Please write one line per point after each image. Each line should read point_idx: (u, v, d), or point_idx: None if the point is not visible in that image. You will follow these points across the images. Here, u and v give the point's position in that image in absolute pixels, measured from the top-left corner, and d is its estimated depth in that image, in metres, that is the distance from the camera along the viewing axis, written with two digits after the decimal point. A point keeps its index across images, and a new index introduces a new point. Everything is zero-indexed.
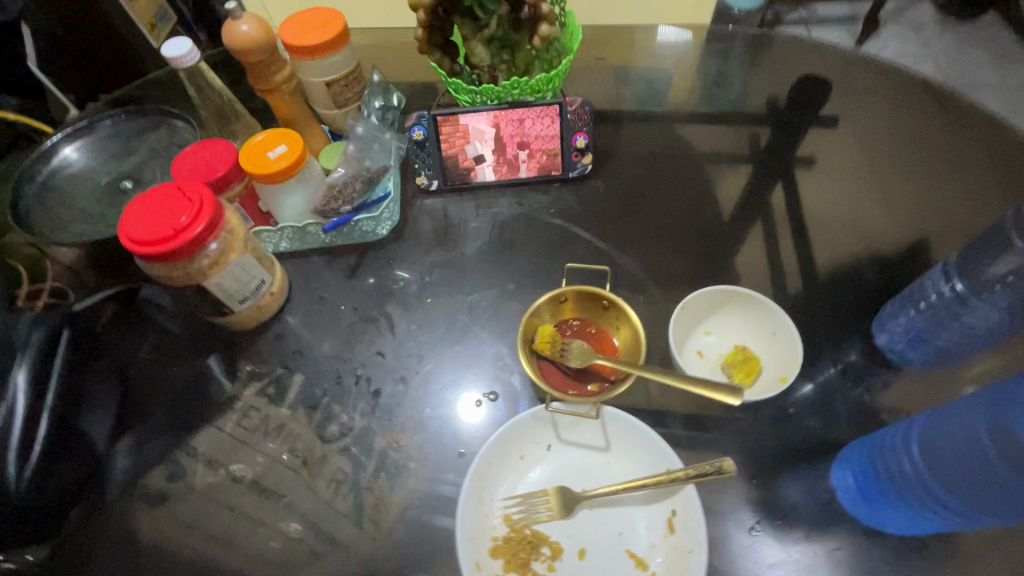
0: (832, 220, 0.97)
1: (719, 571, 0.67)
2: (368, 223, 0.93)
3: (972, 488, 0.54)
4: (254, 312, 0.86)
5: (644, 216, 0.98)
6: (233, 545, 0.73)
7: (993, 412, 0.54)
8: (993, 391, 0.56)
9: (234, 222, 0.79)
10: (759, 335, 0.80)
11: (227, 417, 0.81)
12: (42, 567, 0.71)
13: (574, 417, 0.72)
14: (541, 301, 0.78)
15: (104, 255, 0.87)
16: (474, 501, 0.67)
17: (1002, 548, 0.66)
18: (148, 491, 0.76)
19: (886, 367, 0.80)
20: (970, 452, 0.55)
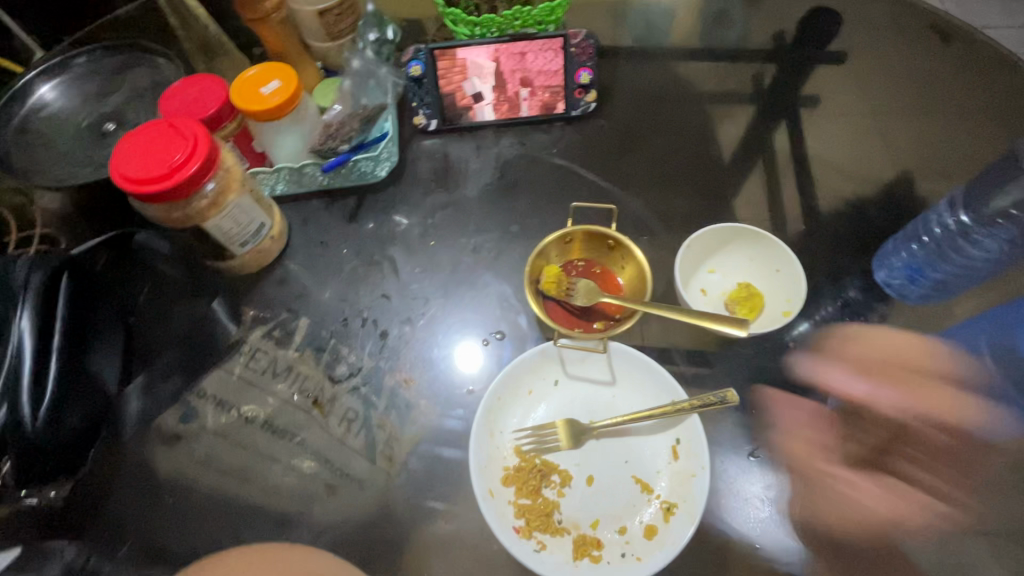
0: (836, 159, 0.96)
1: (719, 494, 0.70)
2: (367, 163, 0.90)
3: None
4: (254, 255, 0.85)
5: (648, 156, 0.97)
6: (251, 480, 0.75)
7: None
8: None
9: (230, 162, 0.76)
10: (763, 273, 0.81)
11: (235, 361, 0.82)
12: (65, 503, 0.73)
13: (581, 354, 0.74)
14: (549, 240, 0.77)
15: (91, 196, 0.83)
16: (486, 433, 0.69)
17: (982, 467, 0.70)
18: (162, 432, 0.77)
19: (884, 302, 0.81)
20: None
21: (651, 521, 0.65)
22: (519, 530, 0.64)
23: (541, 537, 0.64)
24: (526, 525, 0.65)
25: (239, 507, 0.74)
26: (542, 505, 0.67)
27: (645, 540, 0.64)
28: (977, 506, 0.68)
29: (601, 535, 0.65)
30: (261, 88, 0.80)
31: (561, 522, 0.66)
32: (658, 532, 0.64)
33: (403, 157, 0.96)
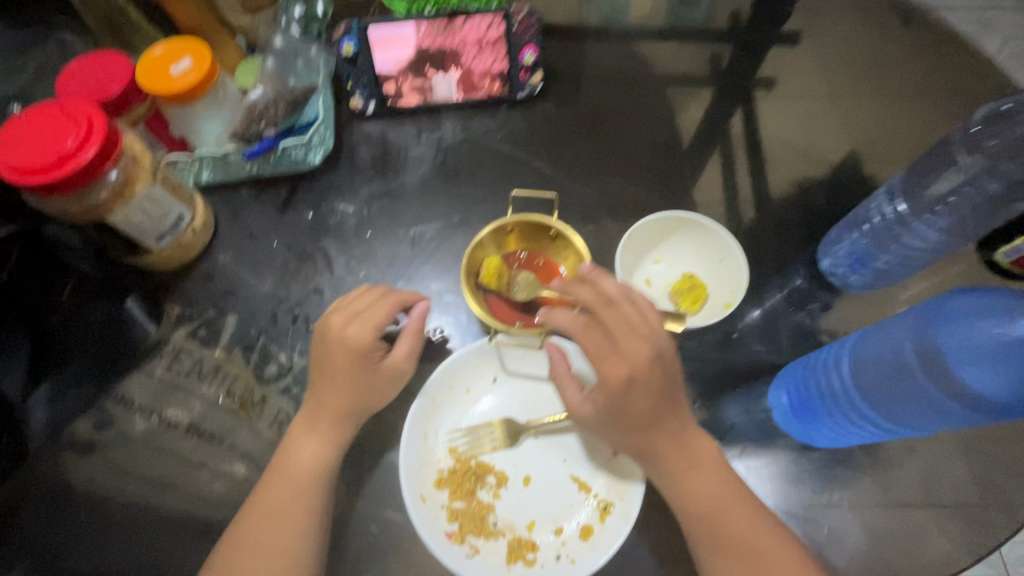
0: (788, 144, 0.94)
1: None
2: (297, 149, 0.85)
3: (896, 399, 0.57)
4: (176, 249, 0.79)
5: (597, 141, 0.93)
6: (173, 489, 0.71)
7: (920, 327, 0.55)
8: (924, 310, 0.57)
9: (137, 149, 0.70)
10: (708, 263, 0.79)
11: (156, 362, 0.77)
12: None
13: (520, 350, 0.71)
14: (485, 232, 0.73)
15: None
16: (419, 436, 0.66)
17: (924, 456, 0.70)
18: (74, 440, 0.72)
19: (829, 291, 0.80)
20: (895, 365, 0.57)
21: (587, 522, 0.64)
22: (450, 535, 0.62)
23: (473, 542, 0.62)
24: (458, 530, 0.63)
25: (160, 518, 0.70)
26: (476, 508, 0.65)
27: (580, 542, 0.62)
28: (917, 495, 0.68)
29: (536, 538, 0.63)
30: (171, 68, 0.74)
31: (495, 525, 0.64)
32: (593, 533, 0.62)
33: (340, 142, 0.91)
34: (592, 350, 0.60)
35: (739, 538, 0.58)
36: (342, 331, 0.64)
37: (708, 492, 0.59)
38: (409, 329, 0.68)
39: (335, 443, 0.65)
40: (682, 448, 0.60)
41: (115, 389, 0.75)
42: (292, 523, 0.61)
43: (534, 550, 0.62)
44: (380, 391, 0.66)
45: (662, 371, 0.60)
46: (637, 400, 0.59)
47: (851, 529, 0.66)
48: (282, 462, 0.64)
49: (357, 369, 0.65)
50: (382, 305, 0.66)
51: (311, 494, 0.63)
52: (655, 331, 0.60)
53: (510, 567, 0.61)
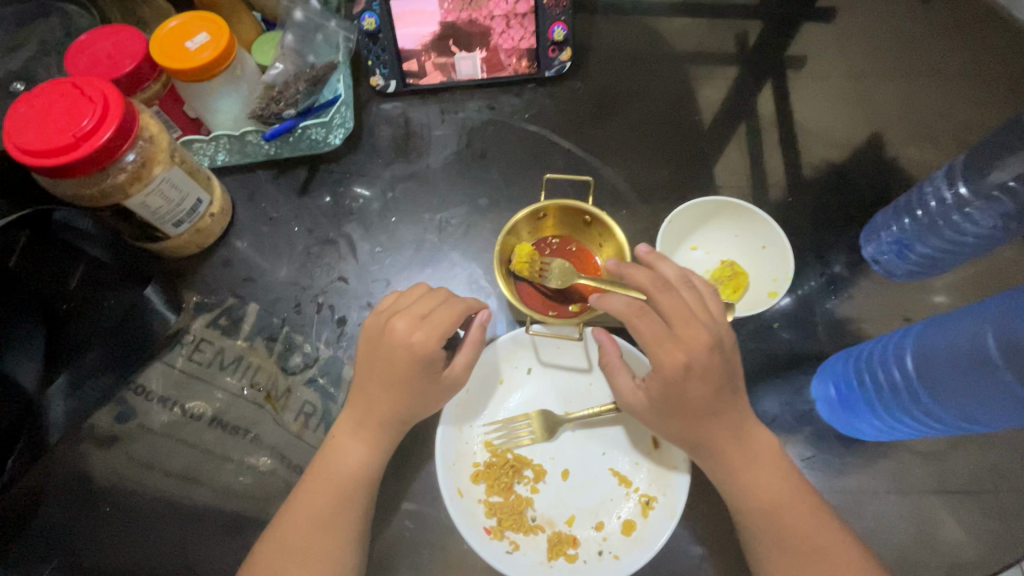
0: (825, 124, 0.90)
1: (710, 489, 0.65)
2: (318, 130, 0.81)
3: (959, 391, 0.56)
4: (192, 235, 0.76)
5: (626, 122, 0.89)
6: (199, 482, 0.69)
7: (996, 317, 0.54)
8: (1001, 301, 0.55)
9: (154, 129, 0.66)
10: (747, 250, 0.77)
11: (177, 352, 0.75)
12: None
13: (555, 342, 0.68)
14: (520, 217, 0.70)
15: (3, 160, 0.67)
16: (454, 429, 0.64)
17: (975, 447, 0.67)
18: (96, 432, 0.70)
19: (871, 278, 0.78)
20: (962, 355, 0.56)
21: (629, 517, 0.62)
22: (490, 530, 0.60)
23: (513, 538, 0.60)
24: (497, 525, 0.61)
25: (187, 513, 0.68)
26: (514, 502, 0.63)
27: (622, 537, 0.61)
28: (965, 486, 0.66)
29: (576, 533, 0.62)
30: (187, 43, 0.70)
31: (534, 519, 0.62)
32: (636, 528, 0.61)
33: (359, 123, 0.87)
34: (645, 333, 0.57)
35: (804, 534, 0.55)
36: (399, 336, 0.59)
37: (770, 487, 0.57)
38: (469, 341, 0.63)
39: (379, 449, 0.61)
40: (741, 444, 0.58)
41: (136, 379, 0.73)
42: (334, 530, 0.58)
43: (575, 546, 0.61)
44: (432, 398, 0.61)
45: (719, 360, 0.56)
46: (694, 387, 0.56)
47: (897, 521, 0.65)
48: (324, 465, 0.61)
49: (413, 378, 0.59)
50: (444, 311, 0.61)
51: (356, 499, 0.59)
52: (710, 316, 0.58)
53: (552, 562, 0.59)
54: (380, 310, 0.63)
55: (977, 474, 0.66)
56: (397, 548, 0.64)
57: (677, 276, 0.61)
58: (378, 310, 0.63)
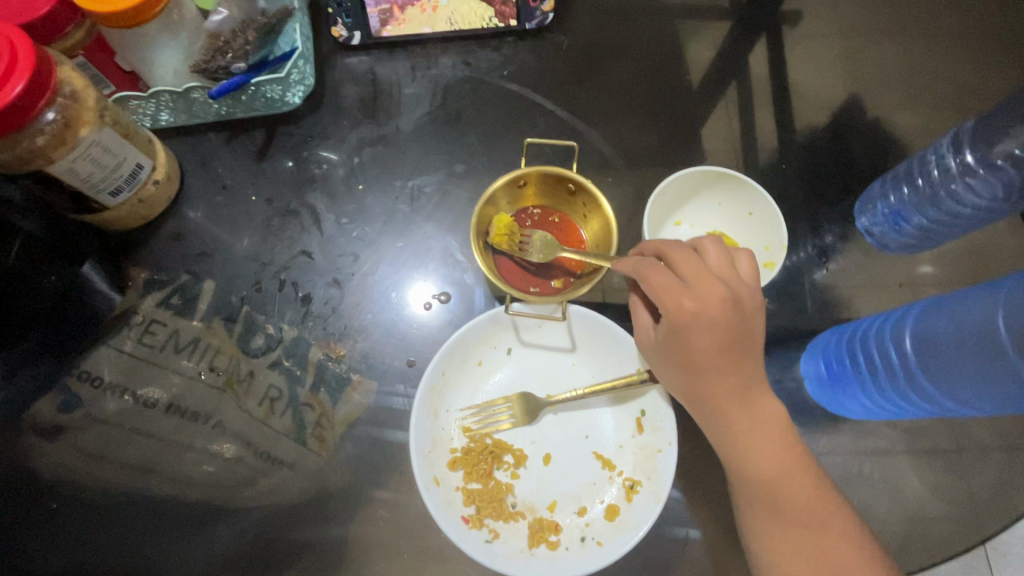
0: (821, 86, 0.85)
1: (697, 470, 0.63)
2: (273, 87, 0.72)
3: (964, 373, 0.54)
4: (136, 206, 0.68)
5: (613, 81, 0.83)
6: (157, 473, 0.65)
7: (1013, 297, 0.52)
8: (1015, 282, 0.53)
9: (77, 84, 0.58)
10: (733, 220, 0.72)
11: (124, 335, 0.68)
12: None
13: (536, 320, 0.64)
14: (499, 185, 0.64)
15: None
16: (429, 414, 0.61)
17: (965, 421, 0.66)
18: (38, 423, 0.64)
19: (862, 249, 0.75)
20: (972, 335, 0.54)
21: (613, 501, 0.60)
22: (468, 519, 0.57)
23: (492, 525, 0.58)
24: (476, 513, 0.58)
25: (147, 506, 0.64)
26: (494, 488, 0.60)
27: (605, 522, 0.59)
28: (951, 461, 0.66)
29: (559, 518, 0.60)
30: None
31: (515, 506, 0.60)
32: (620, 513, 0.59)
33: (320, 79, 0.79)
34: (656, 283, 0.53)
35: (801, 507, 0.54)
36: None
37: (771, 457, 0.55)
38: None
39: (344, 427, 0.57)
40: (748, 413, 0.55)
41: (79, 365, 0.66)
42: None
43: (557, 532, 0.59)
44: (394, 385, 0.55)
45: (736, 316, 0.53)
46: (700, 339, 0.53)
47: (883, 497, 0.64)
48: None
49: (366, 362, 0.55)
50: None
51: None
52: (734, 275, 0.54)
53: (533, 551, 0.57)
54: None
55: (964, 448, 0.66)
56: None
57: (712, 237, 0.56)
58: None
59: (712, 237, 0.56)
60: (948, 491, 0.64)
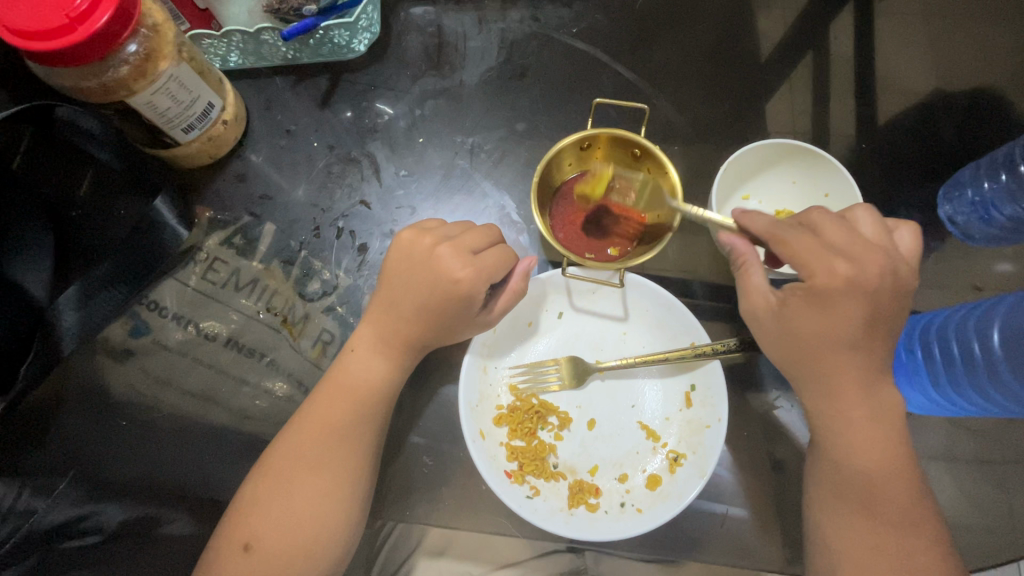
0: (913, 61, 0.79)
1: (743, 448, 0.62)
2: (341, 33, 0.72)
3: None
4: (205, 144, 0.69)
5: (686, 46, 0.79)
6: (215, 402, 0.68)
7: None
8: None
9: (158, 17, 0.59)
10: (805, 200, 0.68)
11: (189, 271, 0.71)
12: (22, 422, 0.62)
13: (591, 285, 0.63)
14: (565, 144, 0.63)
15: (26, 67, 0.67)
16: (479, 369, 0.61)
17: None
18: (111, 346, 0.68)
19: (941, 240, 0.71)
20: None
21: (655, 471, 0.60)
22: (511, 474, 0.58)
23: (534, 482, 0.59)
24: (518, 470, 0.59)
25: (206, 431, 0.67)
26: (537, 447, 0.60)
27: (646, 491, 0.59)
28: (1011, 466, 0.63)
29: (599, 483, 0.60)
30: None
31: (557, 466, 0.60)
32: (662, 483, 0.59)
33: (386, 27, 0.78)
34: (797, 248, 0.51)
35: (856, 496, 0.52)
36: (444, 263, 0.54)
37: (834, 443, 0.53)
38: (509, 286, 0.57)
39: (402, 366, 0.56)
40: (868, 400, 0.51)
41: (148, 295, 0.70)
42: (342, 453, 0.52)
43: (597, 495, 0.59)
44: (450, 330, 0.56)
45: (882, 288, 0.50)
46: (844, 309, 0.49)
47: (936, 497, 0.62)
48: (337, 377, 0.55)
49: (442, 313, 0.54)
50: (495, 251, 0.55)
51: (376, 427, 0.54)
52: (890, 246, 0.52)
53: (572, 510, 0.58)
54: (429, 229, 0.57)
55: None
56: (412, 480, 0.62)
57: (862, 209, 0.54)
58: (421, 228, 0.57)
59: (863, 206, 0.54)
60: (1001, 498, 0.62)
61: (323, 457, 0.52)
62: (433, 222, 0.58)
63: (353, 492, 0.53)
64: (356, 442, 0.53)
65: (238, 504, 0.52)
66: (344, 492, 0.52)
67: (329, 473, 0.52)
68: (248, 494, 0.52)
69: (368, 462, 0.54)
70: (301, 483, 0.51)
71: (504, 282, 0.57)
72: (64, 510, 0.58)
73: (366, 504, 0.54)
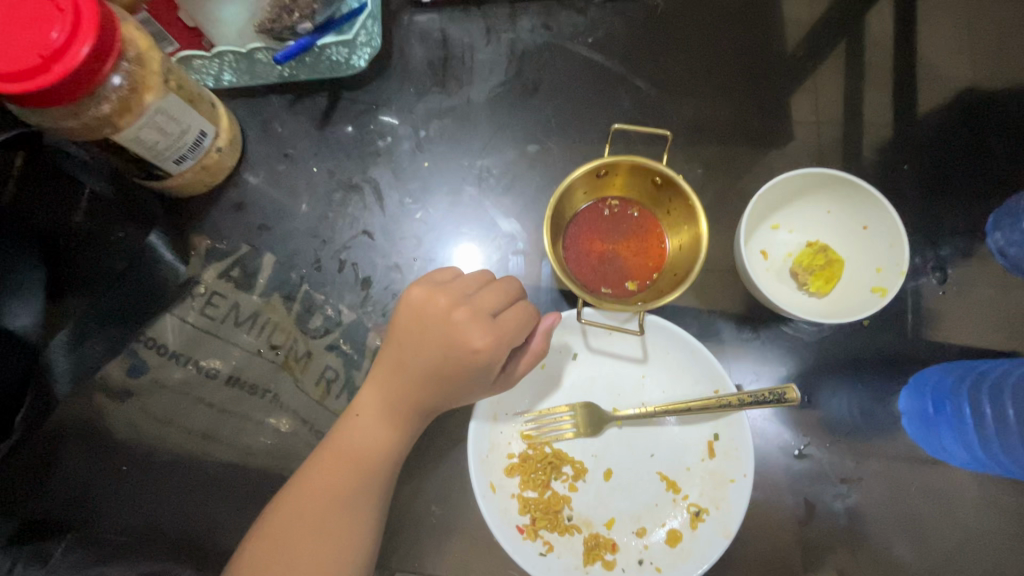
0: (964, 66, 0.72)
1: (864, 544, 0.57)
2: (339, 49, 0.68)
3: None
4: (199, 174, 0.66)
5: (710, 54, 0.73)
6: (217, 442, 0.66)
7: None
8: None
9: (141, 45, 0.54)
10: (841, 231, 0.63)
11: (187, 306, 0.68)
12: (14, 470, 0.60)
13: (608, 330, 0.60)
14: (578, 174, 0.58)
15: None
16: (488, 417, 0.58)
17: None
18: (107, 385, 0.65)
19: (988, 271, 0.66)
20: None
21: (676, 526, 0.57)
22: (523, 529, 0.55)
23: (547, 537, 0.56)
24: (531, 524, 0.56)
25: (208, 473, 0.65)
26: (550, 499, 0.58)
27: (665, 547, 0.56)
28: None
29: (616, 537, 0.57)
30: None
31: (571, 519, 0.57)
32: (682, 540, 0.56)
33: (387, 39, 0.73)
34: None
35: None
36: (461, 329, 0.51)
37: None
38: (529, 348, 0.54)
39: (408, 425, 0.53)
40: None
41: (146, 332, 0.67)
42: (346, 518, 0.50)
43: (614, 551, 0.56)
44: (460, 390, 0.52)
45: None
46: None
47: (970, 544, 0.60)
48: (341, 437, 0.52)
49: (453, 372, 0.51)
50: (514, 311, 0.52)
51: (382, 488, 0.52)
52: None
53: (587, 568, 0.55)
54: (444, 286, 0.54)
55: None
56: (421, 530, 0.60)
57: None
58: (436, 284, 0.54)
59: None
60: None
61: (326, 523, 0.50)
62: (446, 275, 0.55)
63: (358, 559, 0.50)
64: (361, 504, 0.51)
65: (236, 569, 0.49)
66: (347, 560, 0.50)
67: (332, 540, 0.50)
68: (247, 557, 0.50)
69: (374, 525, 0.51)
70: (303, 549, 0.49)
71: (525, 342, 0.54)
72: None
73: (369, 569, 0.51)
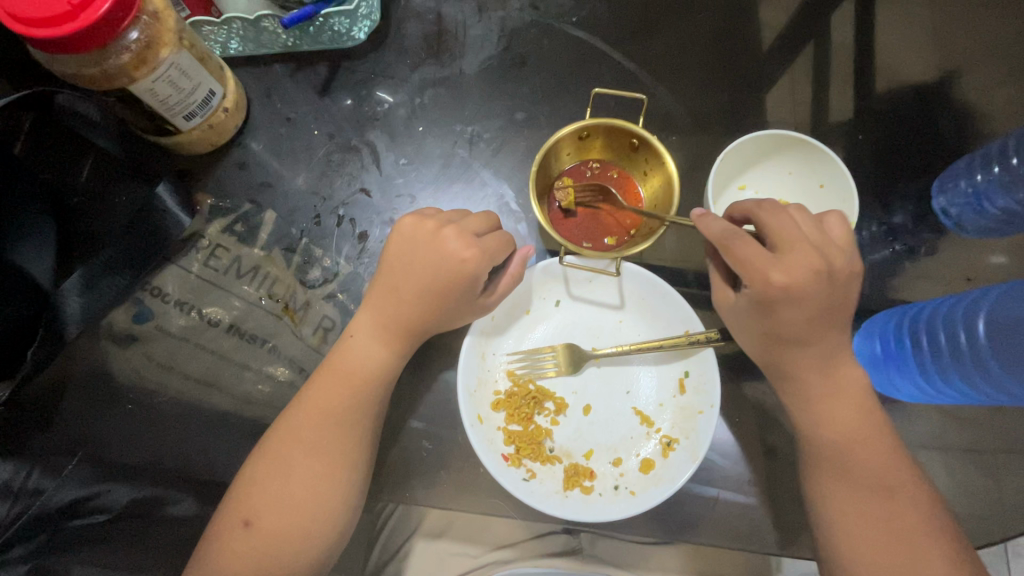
0: (916, 51, 0.79)
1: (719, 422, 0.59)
2: (341, 21, 0.72)
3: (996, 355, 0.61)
4: (206, 133, 0.70)
5: (687, 35, 0.79)
6: (216, 387, 0.69)
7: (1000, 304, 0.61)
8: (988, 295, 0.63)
9: (158, 5, 0.59)
10: (799, 192, 0.70)
11: (192, 256, 0.71)
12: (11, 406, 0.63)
13: (589, 275, 0.64)
14: (563, 133, 0.63)
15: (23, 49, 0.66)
16: (477, 354, 0.62)
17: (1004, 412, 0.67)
18: (116, 332, 0.69)
19: (934, 232, 0.73)
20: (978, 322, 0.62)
21: (649, 456, 0.62)
22: (507, 457, 0.59)
23: (530, 466, 0.60)
24: (515, 453, 0.60)
25: (209, 415, 0.68)
26: (533, 432, 0.62)
27: (640, 474, 0.61)
28: (985, 448, 0.67)
29: (593, 466, 0.62)
30: None
31: (552, 450, 0.62)
32: (655, 467, 0.61)
33: (385, 14, 0.77)
34: (744, 254, 0.53)
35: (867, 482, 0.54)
36: (450, 248, 0.56)
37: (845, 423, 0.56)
38: (508, 271, 0.59)
39: (399, 350, 0.57)
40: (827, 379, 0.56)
41: (151, 282, 0.70)
42: (341, 434, 0.54)
43: (591, 478, 0.61)
44: (453, 313, 0.58)
45: (817, 274, 0.52)
46: (788, 313, 0.53)
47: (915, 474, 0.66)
48: (337, 359, 0.57)
49: (447, 294, 0.56)
50: (494, 236, 0.58)
51: (373, 410, 0.56)
52: (827, 241, 0.54)
53: (567, 492, 0.59)
54: (430, 215, 0.58)
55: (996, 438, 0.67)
56: (411, 464, 0.63)
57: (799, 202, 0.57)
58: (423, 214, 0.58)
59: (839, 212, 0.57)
60: (970, 482, 0.66)
61: (323, 441, 0.54)
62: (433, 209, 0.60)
63: (353, 478, 0.54)
64: (357, 422, 0.55)
65: (238, 486, 0.53)
66: (340, 475, 0.54)
67: (327, 457, 0.54)
68: (246, 475, 0.54)
69: (364, 446, 0.55)
70: (301, 464, 0.53)
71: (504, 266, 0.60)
72: (73, 490, 0.63)
73: (361, 487, 0.55)
